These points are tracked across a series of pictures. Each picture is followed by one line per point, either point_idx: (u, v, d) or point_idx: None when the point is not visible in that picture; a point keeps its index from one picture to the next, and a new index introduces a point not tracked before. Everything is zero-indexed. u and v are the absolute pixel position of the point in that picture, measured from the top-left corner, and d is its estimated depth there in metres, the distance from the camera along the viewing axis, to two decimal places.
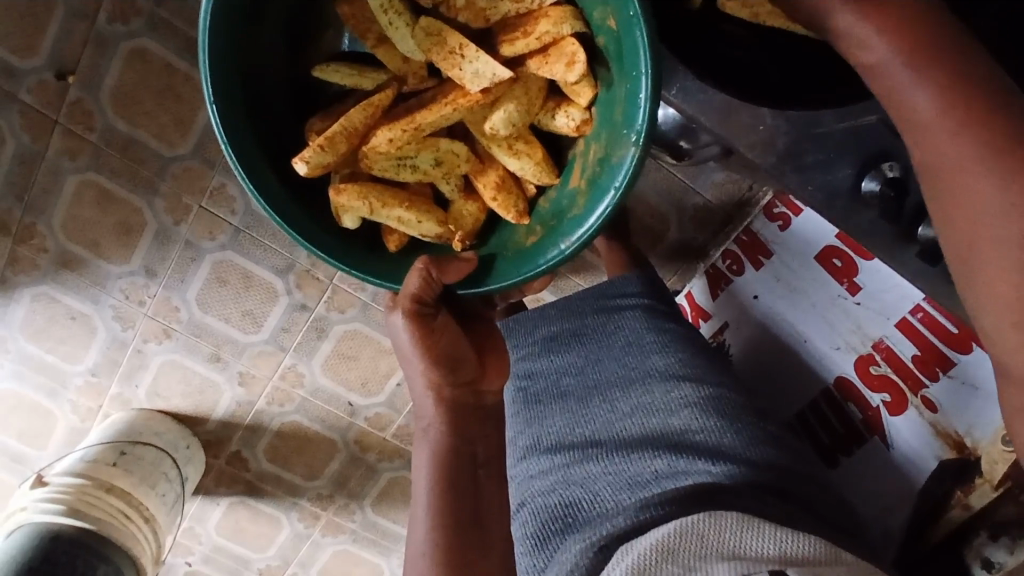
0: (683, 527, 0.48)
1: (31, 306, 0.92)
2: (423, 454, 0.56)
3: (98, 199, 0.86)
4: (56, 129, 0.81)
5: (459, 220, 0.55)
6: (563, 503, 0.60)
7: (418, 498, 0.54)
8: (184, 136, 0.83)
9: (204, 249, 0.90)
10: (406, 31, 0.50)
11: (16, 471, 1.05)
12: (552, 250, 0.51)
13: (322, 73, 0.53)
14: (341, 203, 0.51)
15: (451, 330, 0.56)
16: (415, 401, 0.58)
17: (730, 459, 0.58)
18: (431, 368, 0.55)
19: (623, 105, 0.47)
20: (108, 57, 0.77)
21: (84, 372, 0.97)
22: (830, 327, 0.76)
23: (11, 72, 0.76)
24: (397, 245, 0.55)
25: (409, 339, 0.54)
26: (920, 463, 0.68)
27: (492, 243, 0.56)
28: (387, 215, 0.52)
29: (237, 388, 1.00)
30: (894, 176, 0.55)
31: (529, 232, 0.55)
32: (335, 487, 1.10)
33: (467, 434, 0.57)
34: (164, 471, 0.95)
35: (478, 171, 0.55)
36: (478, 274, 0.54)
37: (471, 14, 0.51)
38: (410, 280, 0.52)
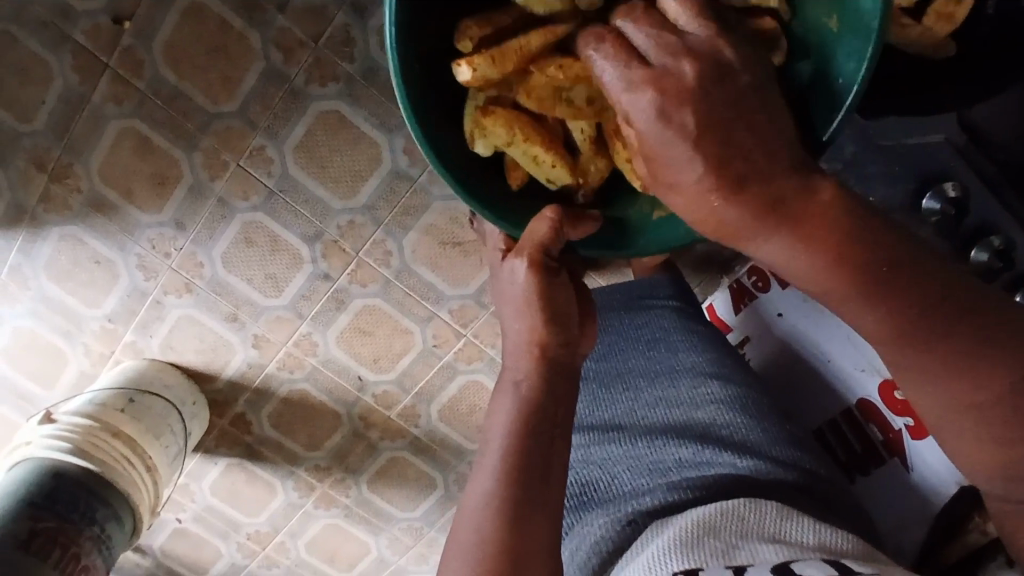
0: (724, 508, 0.52)
1: (57, 246, 0.93)
2: (505, 404, 0.56)
3: (137, 148, 0.87)
4: (104, 73, 0.81)
5: (585, 172, 0.56)
6: (585, 481, 0.64)
7: (494, 445, 0.54)
8: (230, 95, 0.84)
9: (236, 209, 0.91)
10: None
11: (21, 408, 1.06)
12: (681, 227, 0.52)
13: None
14: (484, 127, 0.54)
15: (570, 291, 0.57)
16: (508, 353, 0.57)
17: (755, 454, 0.60)
18: (542, 323, 0.56)
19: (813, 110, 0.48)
20: (165, 7, 0.78)
21: (100, 317, 0.98)
22: (856, 349, 0.74)
23: (68, 12, 0.77)
24: (518, 182, 0.57)
25: (526, 288, 0.55)
26: (942, 485, 0.68)
27: (617, 207, 0.58)
28: (522, 150, 0.54)
29: (249, 350, 1.00)
30: (955, 197, 0.59)
31: (655, 203, 0.55)
32: (333, 460, 1.11)
33: (557, 393, 0.56)
34: (171, 424, 0.96)
35: (617, 129, 0.55)
36: (603, 239, 0.56)
37: None
38: (537, 225, 0.53)
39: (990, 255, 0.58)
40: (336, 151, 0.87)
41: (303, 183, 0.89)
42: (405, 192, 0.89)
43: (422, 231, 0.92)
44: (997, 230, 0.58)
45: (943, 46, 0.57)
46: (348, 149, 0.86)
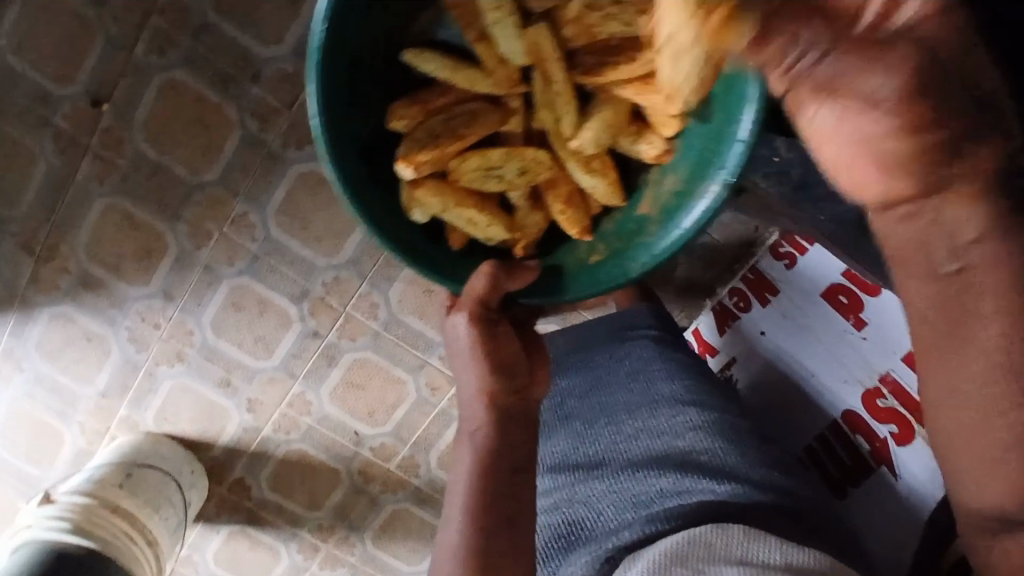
0: (692, 535, 0.50)
1: (48, 325, 0.94)
2: (466, 453, 0.57)
3: (122, 223, 0.89)
4: (87, 153, 0.84)
5: (524, 226, 0.58)
6: (569, 520, 0.61)
7: (456, 497, 0.55)
8: (210, 164, 0.86)
9: (223, 275, 0.92)
10: (513, 34, 0.51)
11: (22, 490, 1.04)
12: (616, 270, 0.54)
13: (411, 59, 0.53)
14: (417, 197, 0.54)
15: (514, 339, 0.57)
16: (463, 404, 0.58)
17: (735, 479, 0.59)
18: (490, 373, 0.56)
19: (712, 143, 0.50)
20: (143, 86, 0.81)
21: (94, 394, 0.98)
22: (838, 361, 0.78)
23: (48, 98, 0.81)
24: (460, 244, 0.57)
25: (468, 342, 0.56)
26: (929, 492, 0.72)
27: (555, 256, 0.59)
28: (458, 215, 0.54)
29: (244, 414, 1.01)
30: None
31: (592, 249, 0.57)
32: (336, 519, 1.10)
33: (509, 436, 0.57)
34: (169, 496, 0.96)
35: (552, 182, 0.57)
36: (542, 285, 0.56)
37: (581, 29, 0.52)
38: (474, 280, 0.53)
39: None
40: (317, 210, 0.89)
41: (286, 244, 0.91)
42: None
43: (407, 281, 0.94)
44: None
45: None
46: (329, 207, 0.88)
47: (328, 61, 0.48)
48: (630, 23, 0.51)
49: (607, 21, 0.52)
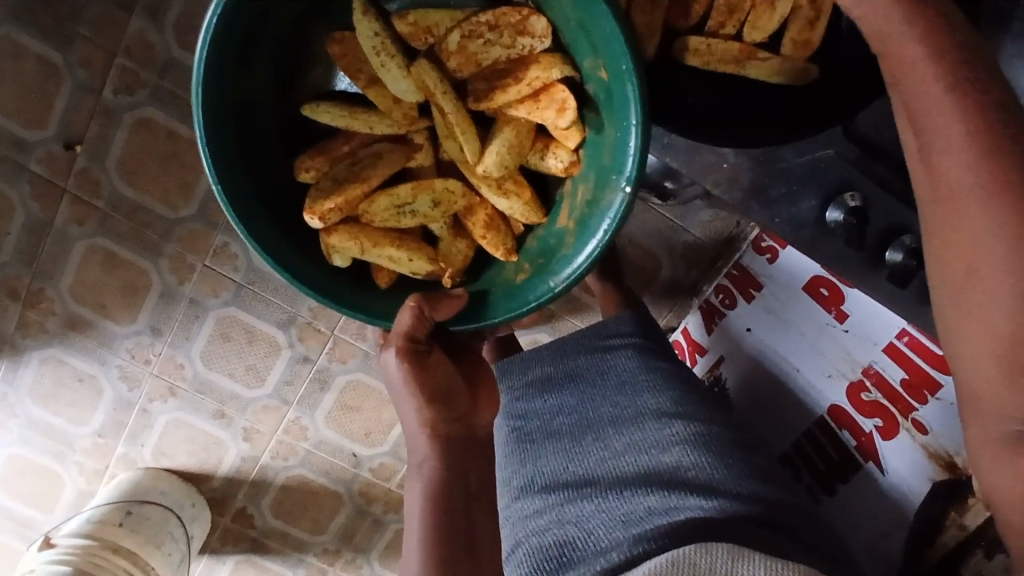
0: (675, 557, 0.47)
1: (40, 369, 0.94)
2: (416, 484, 0.55)
3: (104, 263, 0.89)
4: (64, 196, 0.84)
5: (449, 257, 0.56)
6: (558, 542, 0.59)
7: (411, 533, 0.53)
8: (187, 199, 0.86)
9: (208, 307, 0.92)
10: (398, 73, 0.52)
11: (24, 535, 1.05)
12: (542, 286, 0.52)
13: (310, 113, 0.53)
14: (332, 244, 0.53)
15: (447, 366, 0.56)
16: (408, 437, 0.57)
17: (722, 494, 0.57)
18: (428, 406, 0.55)
19: (612, 149, 0.49)
20: (113, 127, 0.81)
21: (90, 434, 0.99)
22: (821, 355, 0.76)
23: (21, 144, 0.81)
24: (387, 281, 0.56)
25: (401, 378, 0.54)
26: (914, 489, 0.68)
27: (482, 280, 0.57)
28: (378, 254, 0.53)
29: (241, 443, 1.01)
30: (856, 206, 0.58)
31: (519, 269, 0.56)
32: (341, 542, 1.09)
33: (459, 466, 0.55)
34: (170, 530, 0.96)
35: (468, 209, 0.55)
36: (470, 309, 0.53)
37: (463, 58, 0.51)
38: (400, 316, 0.52)
39: (904, 254, 0.57)
40: None
41: (269, 272, 0.91)
42: None
43: None
44: (907, 228, 0.58)
45: (803, 71, 0.53)
46: None
47: (214, 131, 0.48)
48: (510, 47, 0.51)
49: (488, 47, 0.51)
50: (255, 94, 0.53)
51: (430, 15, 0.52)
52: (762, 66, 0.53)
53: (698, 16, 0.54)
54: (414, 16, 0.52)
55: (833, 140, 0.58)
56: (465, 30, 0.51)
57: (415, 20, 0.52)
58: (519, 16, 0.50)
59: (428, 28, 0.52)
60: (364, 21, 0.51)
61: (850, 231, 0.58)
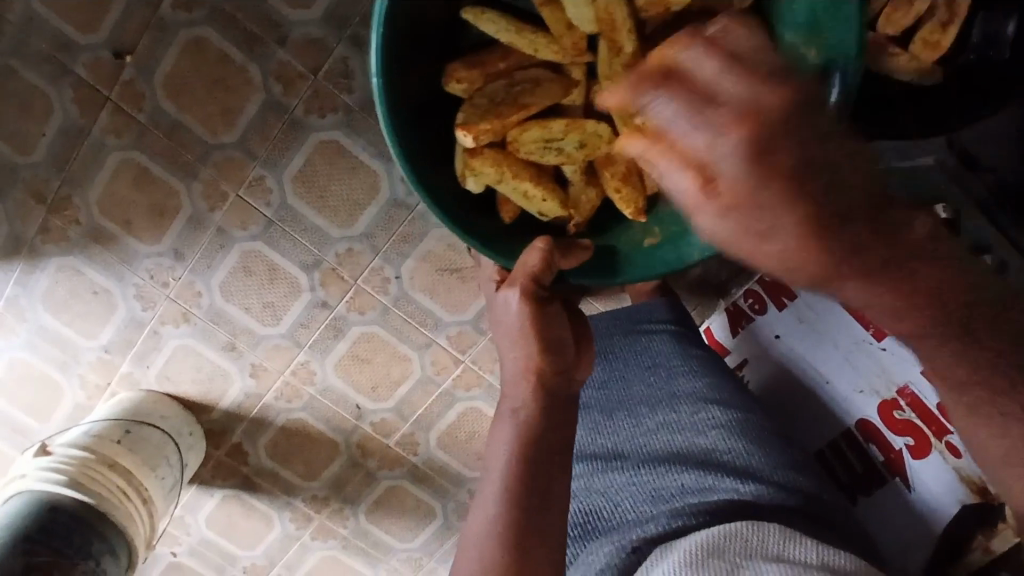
0: (728, 531, 0.52)
1: (54, 277, 0.93)
2: (505, 432, 0.58)
3: (136, 179, 0.87)
4: (105, 106, 0.83)
5: (577, 203, 0.62)
6: (588, 510, 0.64)
7: (495, 471, 0.56)
8: (230, 126, 0.85)
9: (235, 238, 0.91)
10: (580, 1, 0.55)
11: (15, 441, 1.04)
12: (673, 253, 0.58)
13: (476, 19, 0.57)
14: (472, 167, 0.59)
15: (563, 318, 0.59)
16: (506, 381, 0.60)
17: (757, 479, 0.60)
18: (539, 351, 0.58)
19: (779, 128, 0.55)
20: (166, 41, 0.80)
21: (97, 349, 0.98)
22: (854, 369, 0.75)
23: (69, 46, 0.79)
24: (511, 215, 0.62)
25: (520, 318, 0.58)
26: (942, 507, 0.68)
27: (610, 236, 0.63)
28: (515, 185, 0.59)
29: (247, 380, 1.00)
30: None
31: (646, 231, 0.61)
32: (330, 491, 1.10)
33: (550, 418, 0.58)
34: (166, 455, 0.95)
35: (608, 159, 0.60)
36: (598, 265, 0.60)
37: (651, 1, 0.56)
38: (529, 256, 0.57)
39: None
40: (334, 180, 0.88)
41: (302, 212, 0.90)
42: (403, 220, 0.90)
43: (420, 258, 0.93)
44: None
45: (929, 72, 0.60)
46: (345, 177, 0.87)
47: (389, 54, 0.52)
48: None
49: None
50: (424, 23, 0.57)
51: None
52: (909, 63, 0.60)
53: None
54: None
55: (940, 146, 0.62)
56: None
57: None
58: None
59: None
60: None
61: None
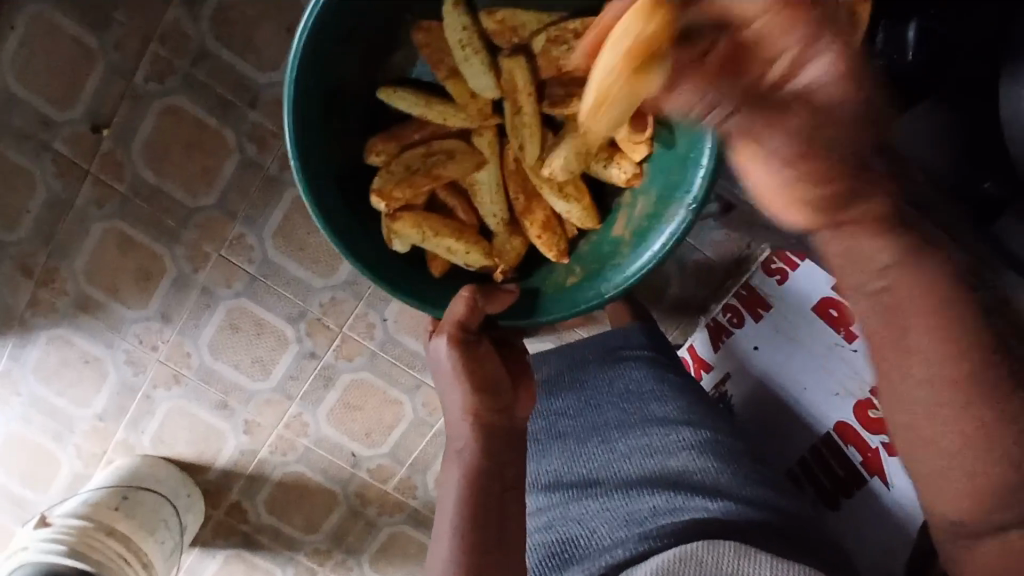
0: (683, 552, 0.48)
1: (46, 348, 0.94)
2: (453, 477, 0.55)
3: (121, 246, 0.89)
4: (86, 177, 0.85)
5: (502, 252, 0.60)
6: (561, 540, 0.60)
7: (446, 521, 0.54)
8: (208, 188, 0.87)
9: (220, 296, 0.93)
10: (479, 69, 0.56)
11: (14, 515, 1.04)
12: (597, 288, 0.57)
13: (388, 97, 0.57)
14: (394, 229, 0.57)
15: (496, 358, 0.58)
16: (449, 425, 0.57)
17: (728, 496, 0.58)
18: (472, 392, 0.56)
19: (679, 169, 0.54)
20: (142, 112, 0.83)
21: (91, 416, 0.98)
22: (831, 374, 0.78)
23: (50, 123, 0.82)
24: (440, 271, 0.59)
25: (451, 365, 0.56)
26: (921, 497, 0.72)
27: (535, 277, 0.62)
28: (437, 243, 0.57)
29: (240, 436, 1.01)
30: None
31: (569, 271, 0.61)
32: (332, 542, 1.09)
33: (497, 457, 0.55)
34: (164, 518, 0.95)
35: (526, 207, 0.59)
36: (523, 305, 0.59)
37: (545, 62, 0.56)
38: (455, 305, 0.56)
39: None
40: (314, 233, 0.90)
41: (284, 265, 0.92)
42: None
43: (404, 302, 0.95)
44: None
45: None
46: None
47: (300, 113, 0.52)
48: None
49: (567, 53, 0.54)
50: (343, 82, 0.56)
51: (518, 16, 0.56)
52: None
53: None
54: (502, 15, 0.56)
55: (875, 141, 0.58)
56: (552, 35, 0.55)
57: (502, 19, 0.56)
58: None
59: (514, 28, 0.57)
60: (454, 14, 0.55)
61: None
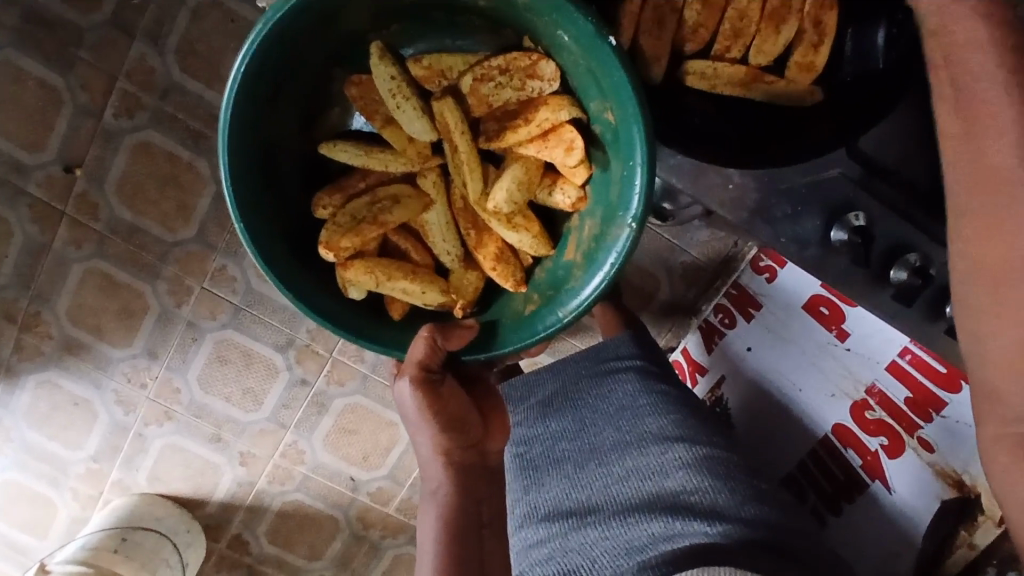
0: None
1: (34, 393, 0.93)
2: (429, 518, 0.56)
3: (102, 286, 0.88)
4: (63, 219, 0.84)
5: (461, 288, 0.56)
6: (562, 571, 0.58)
7: (425, 560, 0.54)
8: (186, 222, 0.86)
9: (205, 329, 0.91)
10: (413, 114, 0.52)
11: (16, 563, 1.03)
12: (550, 317, 0.53)
13: (329, 151, 0.54)
14: (348, 277, 0.53)
15: (461, 395, 0.57)
16: (422, 467, 0.58)
17: (726, 518, 0.57)
18: (442, 434, 0.56)
19: (618, 187, 0.50)
20: (113, 150, 0.82)
21: (84, 459, 0.97)
22: (826, 376, 0.76)
23: (21, 168, 0.81)
24: (400, 313, 0.56)
25: (417, 407, 0.55)
26: (925, 506, 0.67)
27: (492, 311, 0.58)
28: (392, 287, 0.54)
29: (237, 468, 1.00)
30: (860, 225, 0.57)
31: (527, 300, 0.56)
32: (337, 568, 1.08)
33: (472, 494, 0.57)
34: (165, 557, 0.95)
35: (477, 241, 0.56)
36: (480, 341, 0.55)
37: (475, 100, 0.53)
38: (413, 347, 0.53)
39: (908, 272, 0.56)
40: None
41: (268, 294, 0.90)
42: None
43: None
44: (910, 247, 0.57)
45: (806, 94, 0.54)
46: None
47: (237, 169, 0.49)
48: (521, 89, 0.52)
49: (499, 90, 0.52)
50: (280, 133, 0.54)
51: (443, 58, 0.54)
52: (768, 89, 0.54)
53: (703, 40, 0.55)
54: (429, 60, 0.53)
55: (837, 160, 0.57)
56: (478, 73, 0.52)
57: (429, 64, 0.53)
58: (529, 61, 0.51)
59: (442, 72, 0.54)
60: (381, 65, 0.52)
61: (855, 249, 0.57)
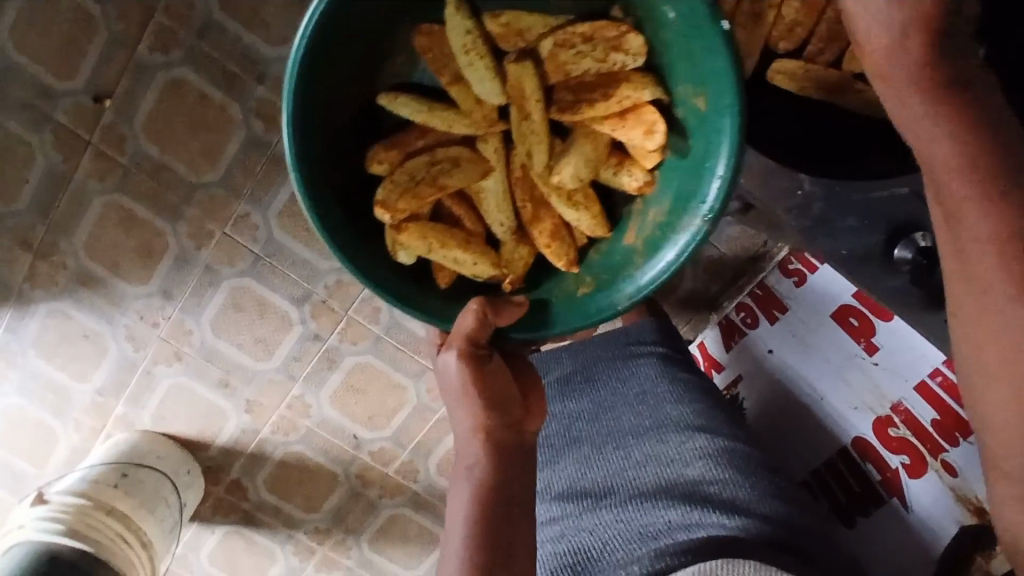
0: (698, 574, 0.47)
1: (44, 322, 0.92)
2: (462, 492, 0.56)
3: (122, 221, 0.87)
4: (87, 150, 0.82)
5: (511, 262, 0.56)
6: (575, 550, 0.58)
7: (455, 536, 0.55)
8: (213, 165, 0.84)
9: (223, 275, 0.91)
10: (486, 74, 0.52)
11: (14, 488, 1.04)
12: (606, 302, 0.52)
13: (389, 103, 0.53)
14: (400, 240, 0.53)
15: (503, 372, 0.56)
16: (458, 440, 0.58)
17: (745, 513, 0.57)
18: (483, 411, 0.56)
19: (694, 177, 0.50)
20: (144, 84, 0.80)
21: (90, 392, 0.97)
22: (849, 385, 0.76)
23: (49, 93, 0.79)
24: (447, 282, 0.55)
25: (460, 378, 0.54)
26: (942, 527, 0.69)
27: (541, 289, 0.57)
28: (444, 255, 0.53)
29: (242, 415, 1.00)
30: (926, 246, 0.59)
31: (580, 281, 0.56)
32: (332, 521, 1.09)
33: (506, 474, 0.56)
34: (165, 497, 0.95)
35: (533, 216, 0.55)
36: (529, 320, 0.54)
37: (552, 66, 0.52)
38: (463, 318, 0.52)
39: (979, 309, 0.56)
40: None
41: (289, 246, 0.89)
42: None
43: None
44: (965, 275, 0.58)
45: None
46: None
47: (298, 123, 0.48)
48: (603, 60, 0.50)
49: (579, 59, 0.51)
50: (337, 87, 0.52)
51: (523, 18, 0.52)
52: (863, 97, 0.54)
53: (796, 42, 0.55)
54: (507, 18, 0.52)
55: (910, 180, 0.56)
56: (559, 39, 0.51)
57: (507, 22, 0.52)
58: (617, 32, 0.50)
59: (520, 32, 0.53)
60: (456, 18, 0.51)
61: (918, 270, 0.59)
